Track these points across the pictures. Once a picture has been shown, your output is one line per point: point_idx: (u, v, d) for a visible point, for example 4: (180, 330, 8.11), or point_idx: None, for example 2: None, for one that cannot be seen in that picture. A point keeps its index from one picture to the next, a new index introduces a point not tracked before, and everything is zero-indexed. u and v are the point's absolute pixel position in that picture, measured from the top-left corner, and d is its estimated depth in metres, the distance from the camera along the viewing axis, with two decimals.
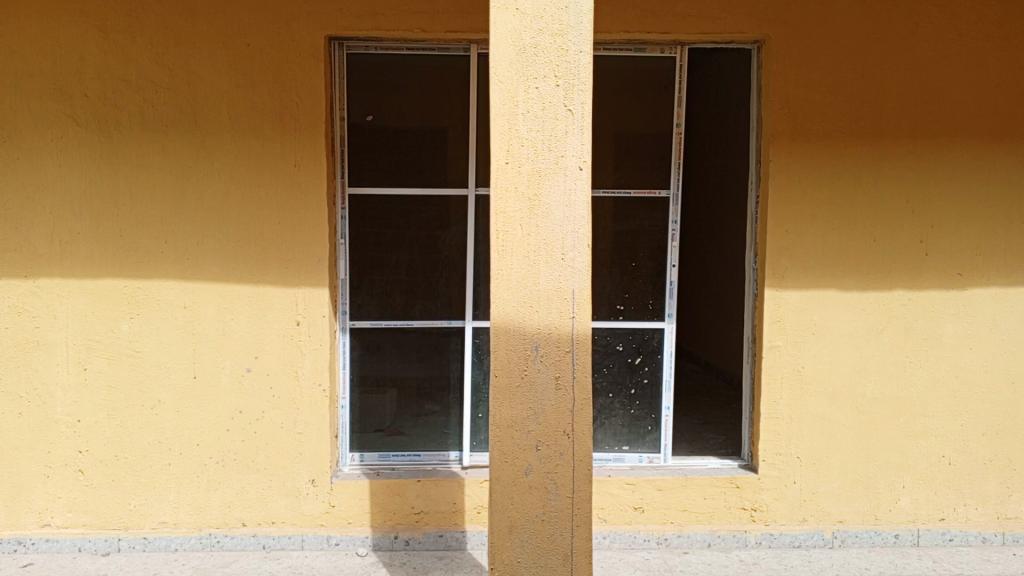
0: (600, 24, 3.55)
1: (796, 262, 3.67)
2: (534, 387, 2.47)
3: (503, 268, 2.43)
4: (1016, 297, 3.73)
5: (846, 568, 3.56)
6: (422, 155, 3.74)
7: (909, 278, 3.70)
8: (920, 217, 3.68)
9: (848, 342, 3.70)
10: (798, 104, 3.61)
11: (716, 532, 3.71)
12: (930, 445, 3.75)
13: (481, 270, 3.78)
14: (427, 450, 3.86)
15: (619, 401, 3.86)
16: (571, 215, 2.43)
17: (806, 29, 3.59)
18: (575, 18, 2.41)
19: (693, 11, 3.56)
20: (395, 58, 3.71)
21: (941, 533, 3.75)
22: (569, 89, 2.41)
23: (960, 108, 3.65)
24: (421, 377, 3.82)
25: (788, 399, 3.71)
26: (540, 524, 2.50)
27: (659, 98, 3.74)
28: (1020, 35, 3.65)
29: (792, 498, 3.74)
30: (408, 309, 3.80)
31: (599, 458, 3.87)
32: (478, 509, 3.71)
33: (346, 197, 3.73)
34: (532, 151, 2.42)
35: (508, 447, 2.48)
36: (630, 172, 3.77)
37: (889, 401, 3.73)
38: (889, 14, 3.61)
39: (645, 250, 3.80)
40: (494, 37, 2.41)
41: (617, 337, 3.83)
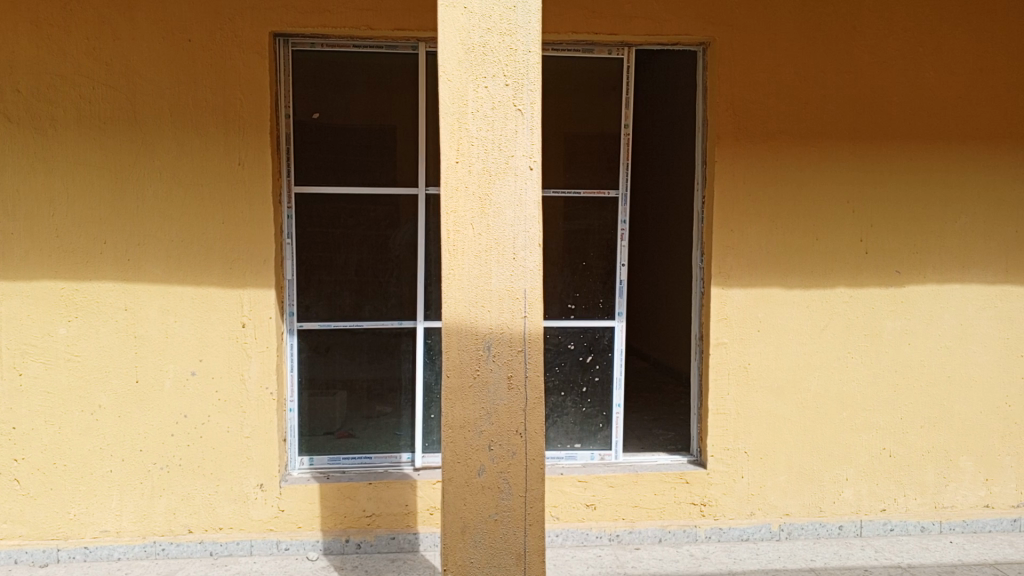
0: (549, 24, 3.56)
1: (741, 261, 3.73)
2: (486, 387, 2.47)
3: (453, 268, 2.42)
4: (951, 293, 3.86)
5: (792, 559, 3.64)
6: (370, 154, 3.70)
7: (850, 276, 3.80)
8: (860, 217, 3.78)
9: (793, 338, 3.79)
10: (742, 105, 3.68)
11: (667, 527, 3.76)
12: (871, 438, 3.86)
13: (433, 270, 3.76)
14: (378, 452, 3.83)
15: (570, 400, 3.88)
16: (522, 215, 2.42)
17: (749, 32, 3.66)
18: (524, 18, 2.41)
19: (640, 13, 3.61)
20: (342, 55, 3.66)
21: (883, 523, 3.86)
22: (518, 89, 2.41)
23: (897, 111, 3.76)
24: (371, 379, 3.78)
25: (735, 395, 3.78)
26: (493, 524, 2.49)
27: (607, 98, 3.77)
28: (952, 40, 3.77)
29: (740, 492, 3.81)
30: (358, 310, 3.75)
31: (552, 457, 3.88)
32: (430, 511, 3.69)
33: (292, 196, 3.68)
34: (482, 151, 2.41)
35: (460, 448, 2.47)
36: (580, 172, 3.79)
37: (832, 395, 3.82)
38: (829, 19, 3.70)
39: (595, 250, 3.83)
40: (443, 36, 2.40)
41: (568, 336, 3.85)
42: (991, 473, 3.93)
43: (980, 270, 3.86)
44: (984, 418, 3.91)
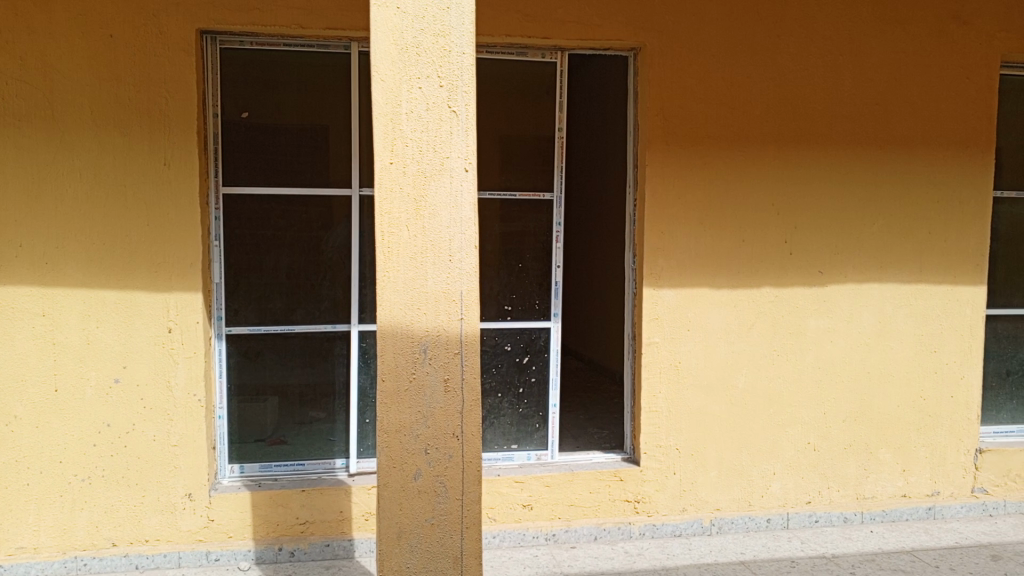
0: (482, 27, 3.57)
1: (672, 262, 3.81)
2: (422, 391, 2.45)
3: (388, 271, 2.40)
4: (870, 292, 4.02)
5: (723, 553, 3.73)
6: (301, 154, 3.64)
7: (775, 276, 3.92)
8: (784, 219, 3.91)
9: (722, 338, 3.88)
10: (672, 110, 3.75)
11: (602, 525, 3.80)
12: (797, 432, 3.99)
13: (367, 273, 3.72)
14: (312, 458, 3.76)
15: (507, 401, 3.89)
16: (458, 216, 2.42)
17: (678, 38, 3.74)
18: (457, 19, 2.40)
19: (573, 17, 3.65)
20: (272, 54, 3.59)
21: (808, 516, 4.00)
22: (452, 90, 2.40)
23: (818, 116, 3.90)
24: (304, 384, 3.72)
25: (667, 393, 3.85)
26: (429, 528, 2.48)
27: (541, 101, 3.80)
28: (869, 49, 3.93)
29: (672, 489, 3.89)
30: (289, 313, 3.68)
31: (489, 459, 3.88)
32: (366, 516, 3.64)
33: (219, 198, 3.58)
34: (416, 152, 2.39)
35: (396, 452, 2.44)
36: (515, 174, 3.81)
37: (760, 392, 3.94)
38: (754, 26, 3.81)
39: (531, 251, 3.85)
40: (375, 35, 2.37)
41: (505, 337, 3.86)
42: (908, 464, 4.10)
43: (896, 270, 4.04)
44: (901, 411, 4.08)
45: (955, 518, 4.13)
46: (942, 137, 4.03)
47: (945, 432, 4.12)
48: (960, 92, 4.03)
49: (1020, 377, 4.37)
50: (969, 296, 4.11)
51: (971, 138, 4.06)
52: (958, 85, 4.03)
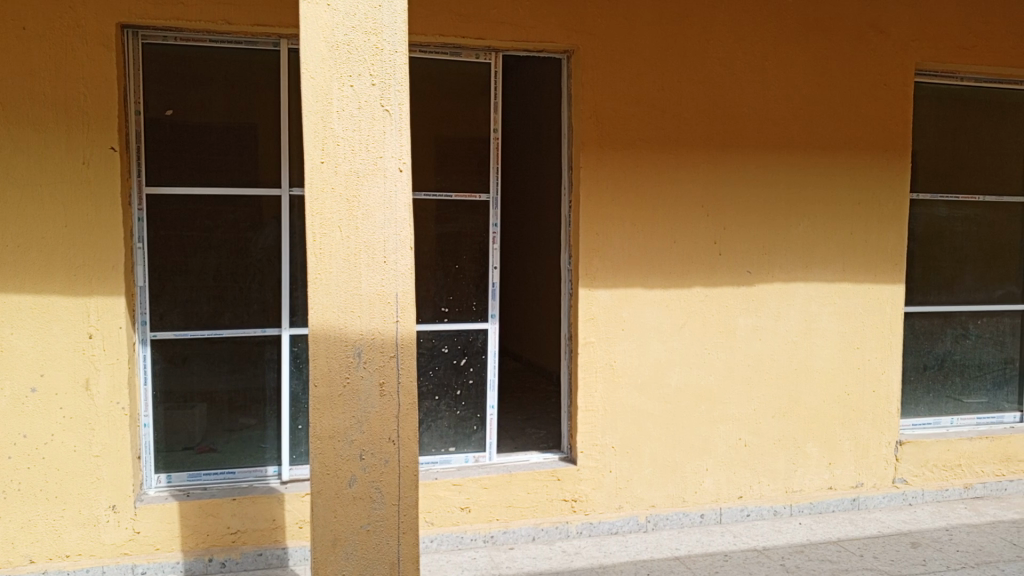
0: (416, 26, 3.54)
1: (606, 262, 3.85)
2: (357, 396, 2.40)
3: (320, 273, 2.34)
4: (797, 290, 4.14)
5: (659, 549, 3.78)
6: (229, 153, 3.53)
7: (705, 276, 4.00)
8: (714, 220, 3.99)
9: (655, 336, 3.94)
10: (605, 112, 3.79)
11: (540, 525, 3.81)
12: (728, 428, 4.08)
13: (298, 274, 3.64)
14: (242, 466, 3.66)
15: (444, 403, 3.86)
16: (392, 217, 2.38)
17: (611, 41, 3.78)
18: (389, 18, 2.36)
19: (507, 18, 3.65)
20: (198, 50, 3.48)
21: (740, 510, 4.09)
22: (385, 89, 2.36)
23: (746, 120, 3.99)
24: (233, 390, 3.61)
25: (603, 392, 3.88)
26: (365, 535, 2.42)
27: (476, 102, 3.79)
28: (794, 55, 4.05)
29: (608, 487, 3.93)
30: (217, 317, 3.57)
31: (426, 463, 3.85)
32: (299, 524, 3.57)
33: (143, 198, 3.46)
34: (349, 150, 2.34)
35: (330, 459, 2.38)
36: (450, 175, 3.79)
37: (692, 390, 4.01)
38: (684, 31, 3.88)
39: (467, 252, 3.83)
40: (305, 32, 2.32)
41: (442, 339, 3.83)
42: (834, 457, 4.24)
43: (821, 269, 4.17)
44: (827, 406, 4.22)
45: (878, 508, 4.29)
46: (863, 141, 4.18)
47: (867, 425, 4.28)
48: (879, 97, 4.19)
49: (936, 371, 4.57)
50: (889, 294, 4.27)
51: (890, 142, 4.22)
52: (877, 91, 4.19)
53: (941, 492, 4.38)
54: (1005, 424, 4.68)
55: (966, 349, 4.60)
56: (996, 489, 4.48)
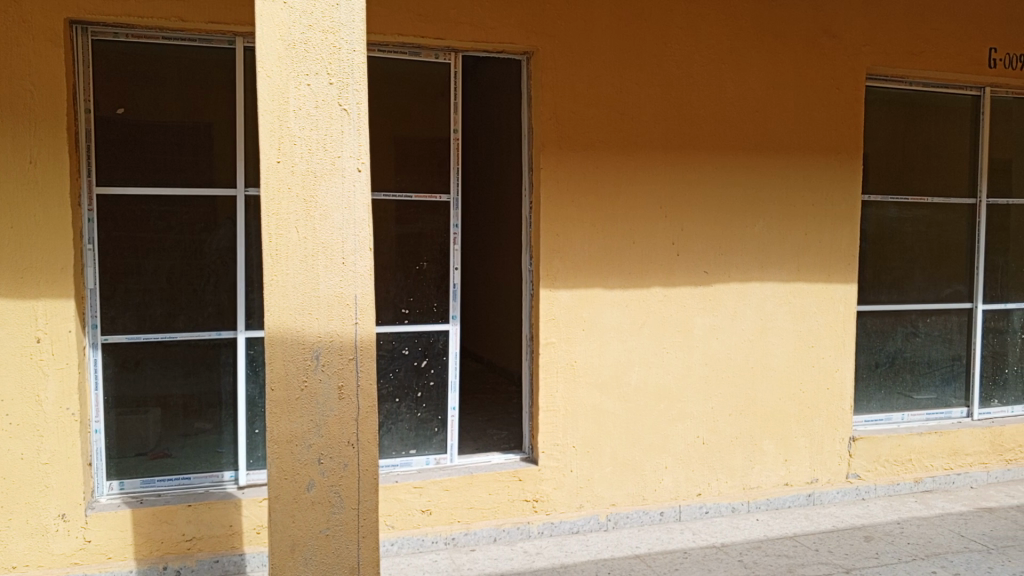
0: (375, 25, 3.51)
1: (567, 263, 3.86)
2: (315, 399, 2.33)
3: (276, 274, 2.27)
4: (753, 289, 4.20)
5: (619, 548, 3.80)
6: (183, 153, 3.47)
7: (664, 277, 4.04)
8: (672, 221, 4.04)
9: (615, 336, 3.97)
10: (564, 114, 3.80)
11: (501, 526, 3.81)
12: (687, 426, 4.12)
13: (254, 276, 3.58)
14: (198, 471, 3.59)
15: (405, 405, 3.83)
16: (351, 217, 2.31)
17: (570, 43, 3.79)
18: (347, 16, 2.29)
19: (466, 18, 3.64)
20: (150, 47, 3.41)
21: (699, 507, 4.14)
22: (343, 88, 2.29)
23: (702, 122, 4.04)
24: (188, 395, 3.54)
25: (563, 392, 3.89)
26: (324, 540, 2.35)
27: (436, 102, 3.78)
28: (749, 58, 4.11)
29: (570, 486, 3.94)
30: (171, 320, 3.50)
31: (386, 466, 3.81)
32: (257, 530, 3.51)
33: (93, 198, 3.37)
34: (306, 150, 2.27)
35: (287, 463, 2.31)
36: (410, 175, 3.76)
37: (651, 388, 4.05)
38: (642, 33, 3.92)
39: (428, 253, 3.81)
40: (260, 30, 2.25)
41: (402, 341, 3.80)
42: (790, 454, 4.32)
43: (776, 269, 4.24)
44: (783, 404, 4.29)
45: (832, 503, 4.38)
46: (816, 144, 4.26)
47: (822, 422, 4.36)
48: (831, 101, 4.28)
49: (887, 368, 4.68)
50: (841, 293, 4.37)
51: (841, 145, 4.31)
52: (829, 94, 4.27)
53: (892, 486, 4.49)
54: (952, 418, 4.81)
55: (916, 346, 4.72)
56: (945, 482, 4.61)
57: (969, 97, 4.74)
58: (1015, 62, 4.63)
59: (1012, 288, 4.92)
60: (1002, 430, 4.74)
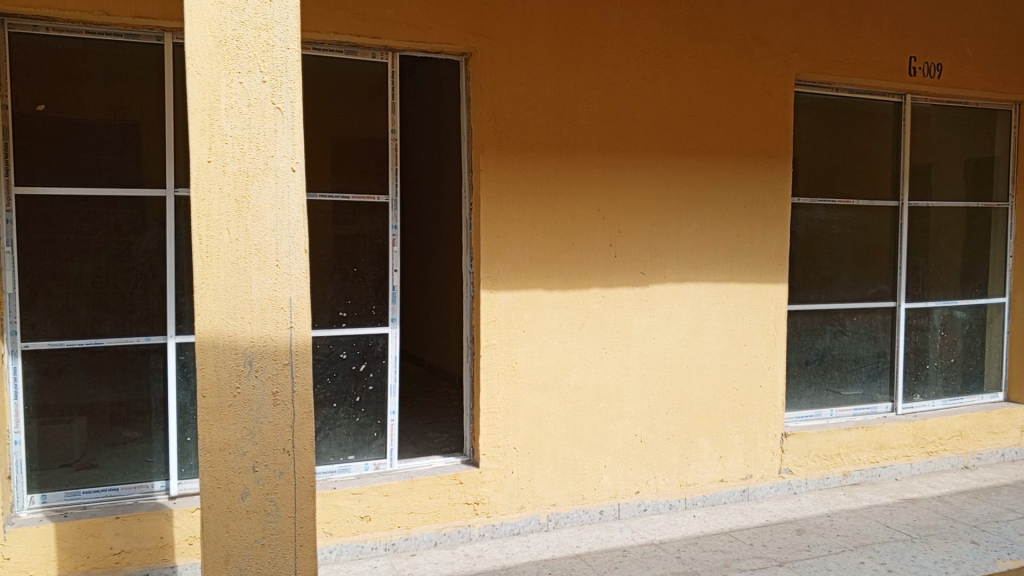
0: (310, 23, 3.45)
1: (507, 265, 3.86)
2: (249, 406, 2.26)
3: (207, 277, 2.20)
4: (688, 290, 4.28)
5: (560, 548, 3.81)
6: (109, 152, 3.34)
7: (602, 278, 4.08)
8: (610, 223, 4.08)
9: (555, 338, 3.99)
10: (504, 116, 3.80)
11: (442, 530, 3.78)
12: (625, 425, 4.17)
13: (184, 280, 3.47)
14: (126, 482, 3.46)
15: (343, 410, 3.77)
16: (285, 218, 2.26)
17: (508, 45, 3.79)
18: (281, 13, 2.24)
19: (403, 18, 3.61)
20: (73, 42, 3.27)
21: (637, 505, 4.19)
22: (276, 86, 2.24)
23: (638, 126, 4.10)
24: (115, 403, 3.41)
25: (504, 394, 3.89)
26: (260, 549, 2.28)
27: (373, 102, 3.73)
28: (683, 63, 4.19)
29: (510, 488, 3.95)
30: (97, 325, 3.37)
31: (323, 472, 3.74)
32: (189, 541, 3.40)
33: (11, 198, 3.21)
34: (238, 149, 2.21)
35: (220, 472, 2.23)
36: (347, 176, 3.71)
37: (590, 388, 4.08)
38: (579, 37, 3.95)
39: (366, 255, 3.76)
40: (190, 26, 2.17)
41: (340, 345, 3.74)
42: (725, 451, 4.41)
43: (710, 270, 4.33)
44: (718, 402, 4.38)
45: (766, 498, 4.49)
46: (748, 147, 4.37)
47: (755, 419, 4.47)
48: (762, 106, 4.39)
49: (817, 365, 4.82)
50: (772, 293, 4.48)
51: (773, 149, 4.43)
52: (760, 99, 4.38)
53: (822, 480, 4.62)
54: (878, 413, 4.99)
55: (844, 344, 4.89)
56: (871, 475, 4.77)
57: (891, 104, 4.93)
58: (933, 71, 4.83)
59: (931, 287, 5.14)
60: (924, 423, 4.94)
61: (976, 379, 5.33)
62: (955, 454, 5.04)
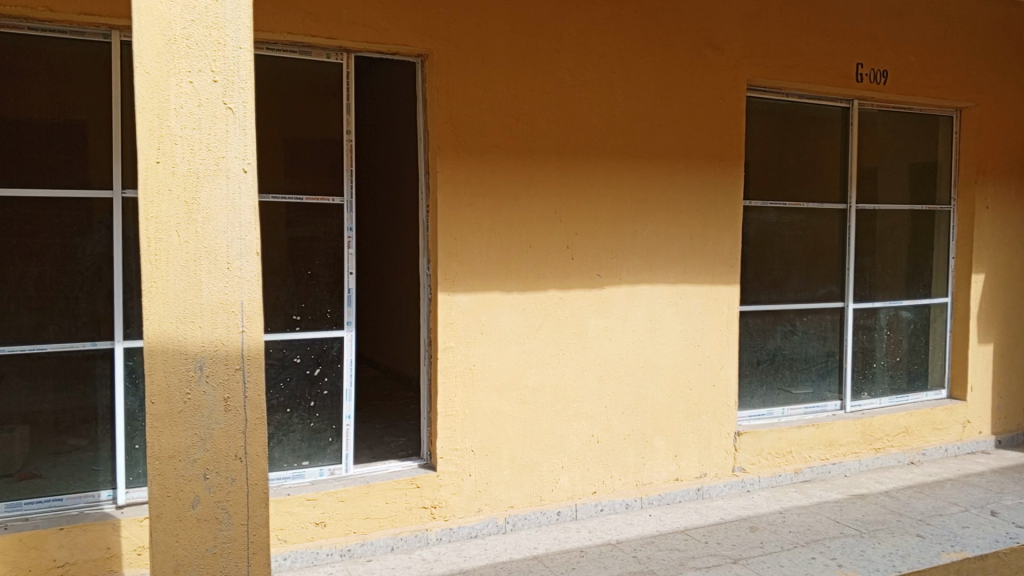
0: (261, 22, 3.39)
1: (464, 267, 3.85)
2: (199, 412, 2.21)
3: (156, 281, 2.14)
4: (644, 292, 4.32)
5: (518, 550, 3.81)
6: (53, 151, 3.24)
7: (559, 280, 4.09)
8: (566, 225, 4.10)
9: (512, 340, 3.99)
10: (460, 118, 3.79)
11: (399, 535, 3.75)
12: (583, 426, 4.19)
13: (132, 283, 3.38)
14: (71, 492, 3.35)
15: (297, 416, 3.71)
16: (237, 220, 2.21)
17: (464, 46, 3.78)
18: (232, 12, 2.20)
19: (358, 18, 3.57)
20: (14, 37, 3.17)
21: (595, 506, 4.22)
22: (228, 86, 2.19)
23: (593, 129, 4.13)
24: (59, 410, 3.31)
25: (461, 397, 3.88)
26: (211, 559, 2.23)
27: (327, 103, 3.69)
28: (638, 67, 4.23)
29: (468, 491, 3.93)
30: (39, 331, 3.26)
31: (277, 479, 3.68)
32: (138, 551, 3.31)
33: None
34: (188, 150, 2.16)
35: (170, 480, 2.18)
36: (301, 177, 3.66)
37: (548, 390, 4.09)
38: (535, 39, 3.95)
39: (320, 258, 3.71)
40: (137, 23, 2.11)
41: (294, 349, 3.69)
42: (680, 450, 4.47)
43: (664, 272, 4.38)
44: (673, 401, 4.43)
45: (720, 496, 4.55)
46: (701, 151, 4.43)
47: (709, 419, 4.54)
48: (715, 110, 4.46)
49: (768, 365, 4.91)
50: (725, 294, 4.55)
51: (725, 152, 4.50)
52: (713, 103, 4.45)
53: (775, 478, 4.71)
54: (828, 411, 5.10)
55: (795, 344, 4.98)
56: (822, 472, 4.88)
57: (839, 109, 5.05)
58: (879, 77, 4.96)
59: (878, 288, 5.28)
60: (872, 421, 5.07)
61: (921, 377, 5.49)
62: (901, 450, 5.18)
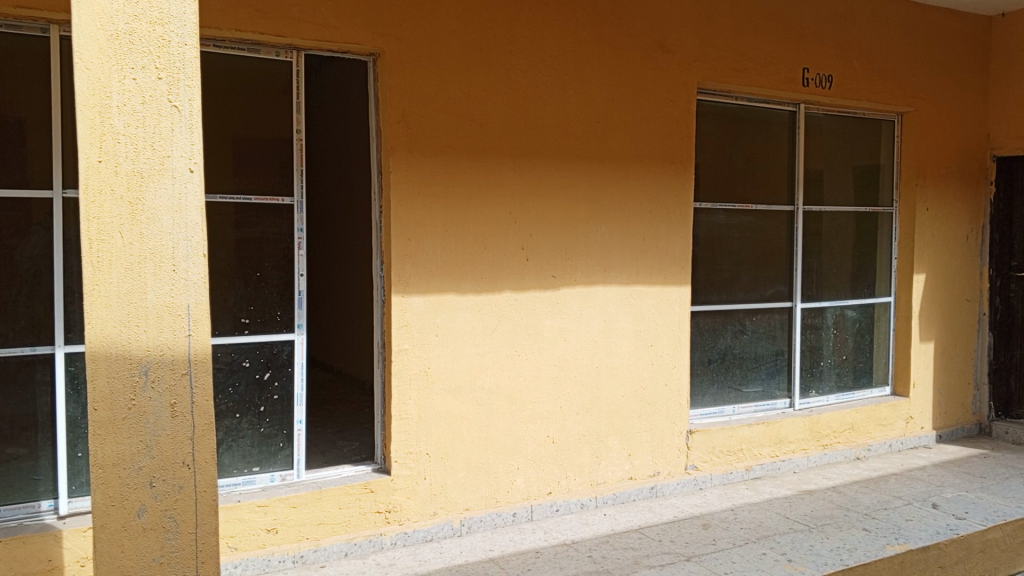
0: (209, 20, 3.32)
1: (418, 269, 3.82)
2: (145, 418, 2.15)
3: (98, 284, 2.08)
4: (598, 293, 4.35)
5: (473, 552, 3.80)
6: None
7: (513, 282, 4.09)
8: (521, 226, 4.10)
9: (467, 341, 3.97)
10: (413, 119, 3.77)
11: (352, 540, 3.70)
12: (538, 426, 4.20)
13: (73, 286, 3.28)
14: (10, 503, 3.23)
15: (247, 421, 3.64)
16: (183, 220, 2.16)
17: (417, 47, 3.76)
18: (177, 8, 2.14)
19: (309, 17, 3.52)
20: None
21: (550, 506, 4.23)
22: (173, 83, 2.14)
23: (547, 131, 4.14)
24: None
25: (416, 400, 3.85)
26: (158, 568, 2.16)
27: (277, 102, 3.64)
28: (590, 69, 4.25)
29: (423, 494, 3.91)
30: None
31: (227, 485, 3.61)
32: (81, 562, 3.21)
33: None
34: (131, 149, 2.10)
35: (114, 489, 2.11)
36: (249, 178, 3.59)
37: (503, 391, 4.09)
38: (488, 40, 3.95)
39: (270, 260, 3.65)
40: (77, 18, 2.04)
41: (243, 353, 3.62)
42: (634, 449, 4.51)
43: (617, 273, 4.41)
44: (627, 401, 4.47)
45: (673, 494, 4.60)
46: (652, 154, 4.48)
47: (662, 417, 4.59)
48: (665, 113, 4.51)
49: (719, 364, 4.99)
50: (677, 294, 4.61)
51: (676, 155, 4.56)
52: (664, 106, 4.50)
53: (726, 475, 4.79)
54: (777, 409, 5.21)
55: (744, 343, 5.07)
56: (772, 469, 4.97)
57: (786, 113, 5.16)
58: (824, 82, 5.08)
59: (825, 288, 5.40)
60: (819, 417, 5.18)
61: (867, 374, 5.64)
62: (847, 446, 5.30)
